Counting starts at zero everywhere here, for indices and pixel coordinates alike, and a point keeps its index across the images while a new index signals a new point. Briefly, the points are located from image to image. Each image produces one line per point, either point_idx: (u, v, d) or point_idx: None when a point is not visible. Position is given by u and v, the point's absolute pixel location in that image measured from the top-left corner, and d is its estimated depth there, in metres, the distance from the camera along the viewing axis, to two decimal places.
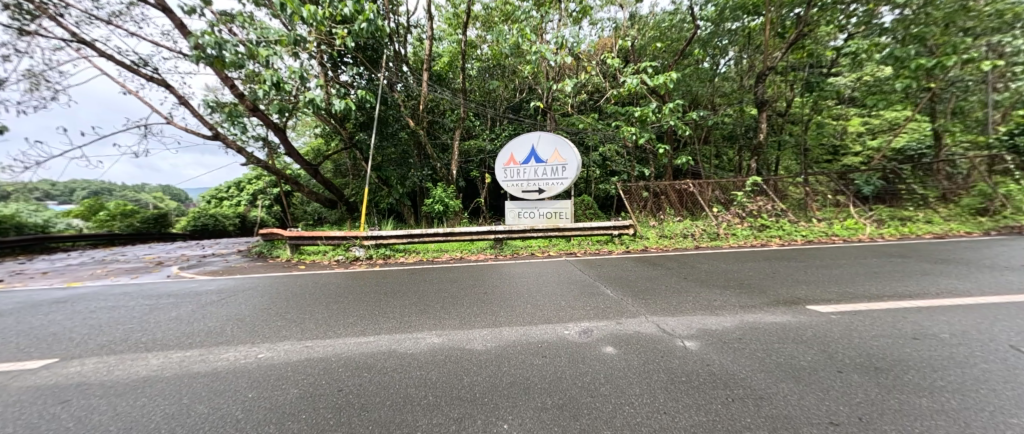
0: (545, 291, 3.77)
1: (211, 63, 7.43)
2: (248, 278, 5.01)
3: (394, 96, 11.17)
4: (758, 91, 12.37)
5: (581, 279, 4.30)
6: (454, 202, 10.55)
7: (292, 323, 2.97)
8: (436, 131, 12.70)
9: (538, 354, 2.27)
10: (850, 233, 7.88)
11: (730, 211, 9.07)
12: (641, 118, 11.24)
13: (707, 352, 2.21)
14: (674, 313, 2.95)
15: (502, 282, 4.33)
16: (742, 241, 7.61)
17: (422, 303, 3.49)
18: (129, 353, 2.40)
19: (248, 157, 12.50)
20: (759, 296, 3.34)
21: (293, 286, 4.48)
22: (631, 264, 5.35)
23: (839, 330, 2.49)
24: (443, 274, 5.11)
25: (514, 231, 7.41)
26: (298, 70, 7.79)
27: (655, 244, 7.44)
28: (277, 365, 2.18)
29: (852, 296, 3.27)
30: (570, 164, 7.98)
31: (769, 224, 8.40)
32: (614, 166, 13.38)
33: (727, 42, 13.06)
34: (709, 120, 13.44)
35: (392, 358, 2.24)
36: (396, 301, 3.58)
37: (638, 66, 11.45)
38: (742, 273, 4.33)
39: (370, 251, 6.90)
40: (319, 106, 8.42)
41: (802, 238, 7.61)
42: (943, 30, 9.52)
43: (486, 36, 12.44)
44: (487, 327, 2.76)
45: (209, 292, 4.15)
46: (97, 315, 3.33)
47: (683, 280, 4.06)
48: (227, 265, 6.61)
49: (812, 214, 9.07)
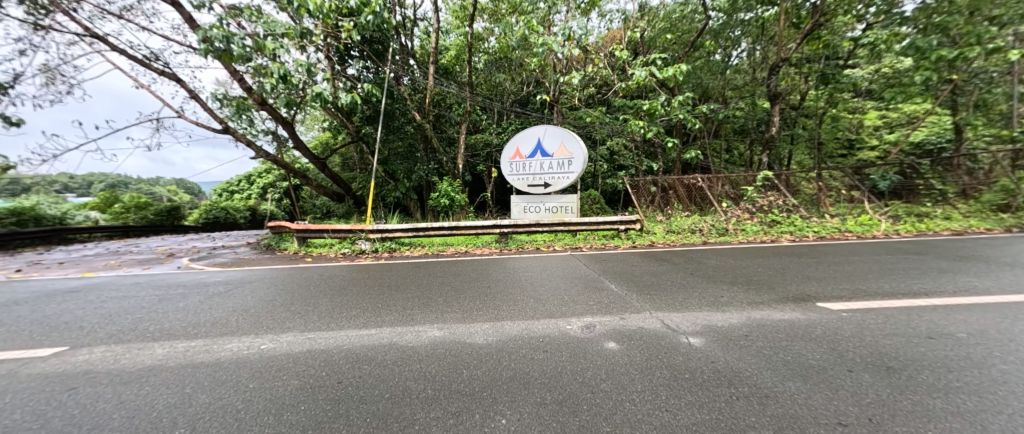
0: (549, 285, 3.75)
1: (218, 57, 7.46)
2: (255, 270, 5.08)
3: (400, 89, 11.07)
4: (772, 84, 12.10)
5: (585, 274, 4.25)
6: (459, 196, 10.54)
7: (296, 315, 2.99)
8: (442, 125, 12.65)
9: (539, 348, 2.24)
10: (863, 229, 7.68)
11: (739, 207, 8.93)
12: (650, 112, 11.07)
13: (712, 349, 2.16)
14: (679, 309, 2.89)
15: (506, 276, 4.32)
16: (751, 237, 7.45)
17: (424, 296, 3.49)
18: (136, 343, 2.45)
19: (257, 151, 12.64)
20: (768, 293, 3.25)
21: (298, 279, 4.52)
22: (636, 259, 5.27)
23: (849, 329, 2.41)
24: (447, 268, 5.12)
25: (518, 226, 7.40)
26: (305, 63, 7.77)
27: (662, 239, 7.34)
28: (279, 357, 2.19)
29: (864, 294, 3.17)
30: (576, 158, 7.89)
31: (780, 220, 8.22)
32: (622, 160, 13.46)
33: (740, 33, 12.70)
34: (721, 113, 13.22)
35: (392, 351, 2.25)
36: (399, 294, 3.58)
37: (648, 58, 11.20)
38: (751, 269, 4.24)
39: (375, 244, 6.94)
40: (326, 99, 8.43)
41: (814, 234, 7.45)
42: (967, 19, 9.08)
43: (493, 28, 12.33)
44: (488, 321, 2.74)
45: (216, 284, 4.21)
46: (107, 305, 3.40)
47: (689, 275, 3.99)
48: (236, 257, 6.73)
49: (824, 210, 8.88)
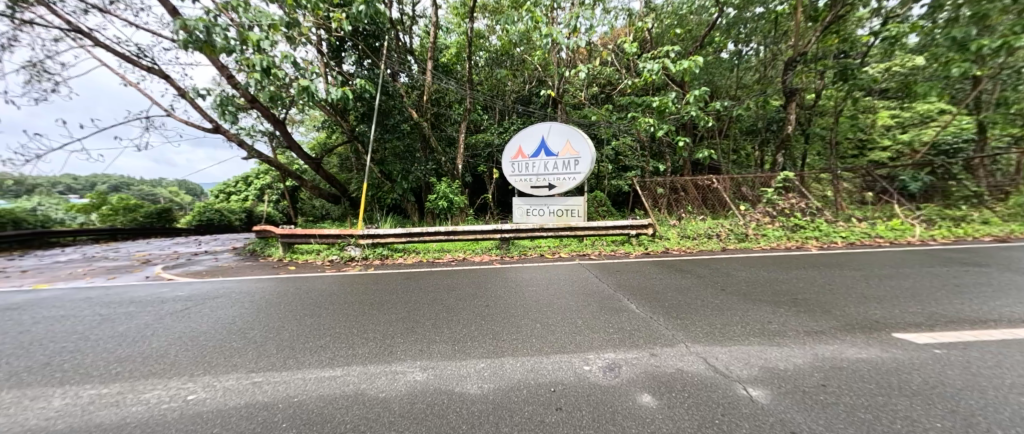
0: (557, 305, 3.18)
1: (199, 49, 6.87)
2: (227, 282, 4.53)
3: (396, 86, 10.50)
4: (787, 80, 11.72)
5: (598, 289, 3.69)
6: (458, 198, 10.01)
7: (250, 346, 2.44)
8: (442, 123, 12.07)
9: (550, 405, 1.68)
10: (895, 235, 7.05)
11: (758, 210, 8.23)
12: (659, 110, 10.48)
13: (787, 410, 1.59)
14: (722, 341, 2.32)
15: (506, 290, 3.76)
16: (774, 243, 6.85)
17: (411, 318, 2.94)
18: (33, 388, 1.90)
19: (249, 151, 12.18)
20: (827, 319, 2.66)
21: (273, 292, 4.00)
22: (654, 270, 4.69)
23: (959, 378, 1.84)
24: (440, 280, 4.55)
25: (521, 231, 6.83)
26: (291, 55, 7.20)
27: (677, 245, 6.78)
28: (206, 415, 1.63)
29: (945, 321, 2.58)
30: (583, 157, 7.32)
31: (804, 224, 7.57)
32: (627, 161, 12.85)
33: (750, 30, 12.26)
34: (733, 111, 12.65)
35: (355, 408, 1.69)
36: (382, 316, 3.03)
37: (658, 51, 10.61)
38: (791, 284, 3.66)
39: (366, 250, 6.40)
40: (314, 95, 7.88)
41: (842, 240, 6.84)
42: (1005, 8, 8.47)
43: (494, 25, 11.92)
44: (485, 358, 2.18)
45: (176, 299, 3.68)
46: (37, 328, 2.87)
47: (721, 292, 3.43)
48: (215, 264, 6.23)
49: (849, 213, 8.28)
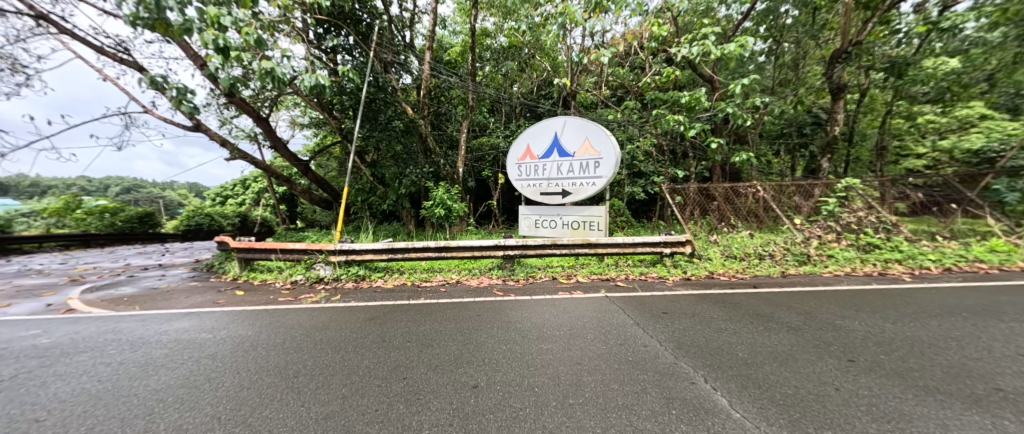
0: (593, 394, 1.88)
1: (151, 27, 5.80)
2: (127, 320, 3.32)
3: (388, 78, 9.33)
4: (833, 77, 10.33)
5: (648, 354, 2.37)
6: (457, 205, 8.73)
7: None
8: (441, 124, 10.86)
9: None
10: (1000, 259, 5.57)
11: (817, 224, 6.83)
12: (689, 107, 9.15)
13: None
14: None
15: (507, 350, 2.50)
16: (846, 266, 5.47)
17: (340, 423, 1.67)
18: None
19: (235, 152, 11.25)
20: None
21: (176, 339, 2.80)
22: (715, 311, 3.38)
23: None
24: (417, 321, 3.28)
25: (529, 248, 5.56)
26: (256, 34, 6.04)
27: (722, 269, 5.46)
28: None
29: None
30: (605, 158, 6.00)
31: (879, 243, 6.14)
32: (643, 166, 11.27)
33: (785, 24, 11.01)
34: (770, 109, 11.12)
35: None
36: (294, 411, 1.77)
37: (694, 36, 9.14)
38: (957, 353, 2.30)
39: (338, 270, 5.21)
40: (281, 80, 6.61)
41: (936, 265, 5.41)
42: None
43: (501, 21, 10.93)
44: None
45: (16, 354, 2.49)
46: None
47: (858, 372, 2.07)
48: (155, 284, 5.10)
49: (934, 232, 6.75)
